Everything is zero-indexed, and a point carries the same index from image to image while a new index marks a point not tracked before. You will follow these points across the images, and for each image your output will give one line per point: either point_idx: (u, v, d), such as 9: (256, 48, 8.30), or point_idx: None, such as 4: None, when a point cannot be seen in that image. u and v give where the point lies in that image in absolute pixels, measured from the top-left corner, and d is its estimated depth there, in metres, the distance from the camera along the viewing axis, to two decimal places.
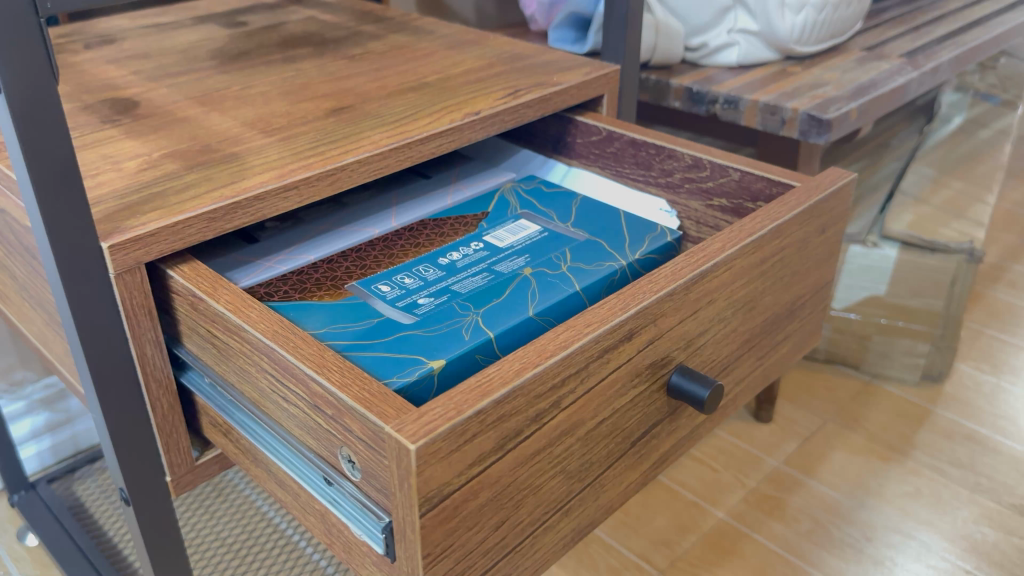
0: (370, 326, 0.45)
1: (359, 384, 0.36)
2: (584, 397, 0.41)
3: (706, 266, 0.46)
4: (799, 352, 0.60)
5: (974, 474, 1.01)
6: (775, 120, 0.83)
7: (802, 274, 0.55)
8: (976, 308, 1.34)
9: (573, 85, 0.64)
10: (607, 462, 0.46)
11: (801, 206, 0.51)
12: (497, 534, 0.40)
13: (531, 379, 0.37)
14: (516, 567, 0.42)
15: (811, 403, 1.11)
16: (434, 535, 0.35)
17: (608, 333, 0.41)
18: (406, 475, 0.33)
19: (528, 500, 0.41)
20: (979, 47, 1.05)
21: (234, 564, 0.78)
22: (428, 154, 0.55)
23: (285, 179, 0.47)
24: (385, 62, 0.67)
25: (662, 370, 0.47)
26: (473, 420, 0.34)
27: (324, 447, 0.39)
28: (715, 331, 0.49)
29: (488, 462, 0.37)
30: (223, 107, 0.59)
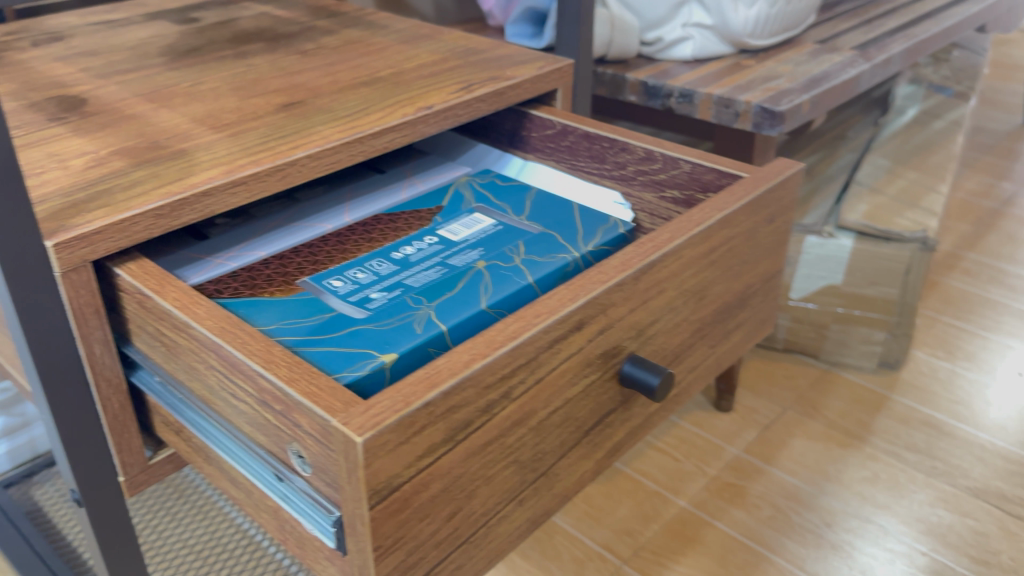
0: (321, 321, 0.45)
1: (307, 378, 0.36)
2: (535, 388, 0.41)
3: (655, 255, 0.46)
4: (750, 339, 0.61)
5: (930, 459, 1.03)
6: (729, 114, 0.84)
7: (752, 264, 0.56)
8: (932, 296, 1.37)
9: (526, 79, 0.64)
10: (560, 452, 0.46)
11: (749, 196, 0.52)
12: (449, 525, 0.40)
13: (479, 370, 0.37)
14: (469, 557, 0.43)
15: (771, 392, 1.13)
16: (385, 527, 0.36)
17: (557, 324, 0.41)
18: (354, 468, 0.33)
19: (481, 490, 0.41)
20: (930, 40, 1.07)
21: (196, 566, 0.78)
22: (380, 148, 0.54)
23: (233, 175, 0.47)
24: (337, 57, 0.67)
25: (614, 360, 0.47)
26: (421, 411, 0.34)
27: (274, 443, 0.39)
28: (665, 321, 0.50)
29: (438, 453, 0.37)
30: (173, 104, 0.59)
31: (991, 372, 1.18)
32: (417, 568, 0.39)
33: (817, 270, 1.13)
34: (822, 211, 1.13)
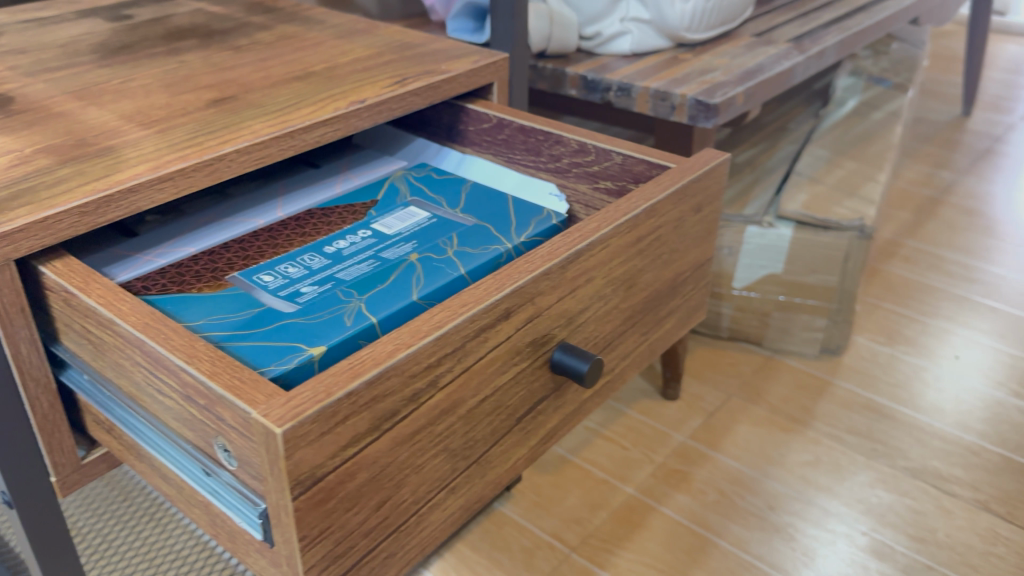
0: (250, 316, 0.45)
1: (230, 371, 0.36)
2: (463, 377, 0.42)
3: (582, 244, 0.47)
4: (682, 327, 0.63)
5: (871, 441, 1.06)
6: (666, 107, 0.86)
7: (681, 252, 0.58)
8: (873, 283, 1.40)
9: (460, 73, 0.65)
10: (492, 439, 0.47)
11: (674, 186, 0.54)
12: (377, 515, 0.41)
13: (403, 360, 0.37)
14: (400, 546, 0.43)
15: (716, 380, 1.15)
16: (309, 517, 0.36)
17: (483, 312, 0.41)
18: (275, 460, 0.33)
19: (410, 479, 0.42)
20: (864, 32, 1.09)
21: (143, 566, 0.77)
22: (312, 142, 0.55)
23: (159, 171, 0.47)
24: (271, 52, 0.67)
25: (544, 349, 0.48)
26: (344, 401, 0.35)
27: (200, 437, 0.39)
28: (595, 309, 0.51)
29: (363, 443, 0.37)
30: (101, 101, 0.58)
31: (929, 355, 1.22)
32: (346, 557, 0.40)
33: (758, 259, 1.13)
34: (762, 202, 1.16)
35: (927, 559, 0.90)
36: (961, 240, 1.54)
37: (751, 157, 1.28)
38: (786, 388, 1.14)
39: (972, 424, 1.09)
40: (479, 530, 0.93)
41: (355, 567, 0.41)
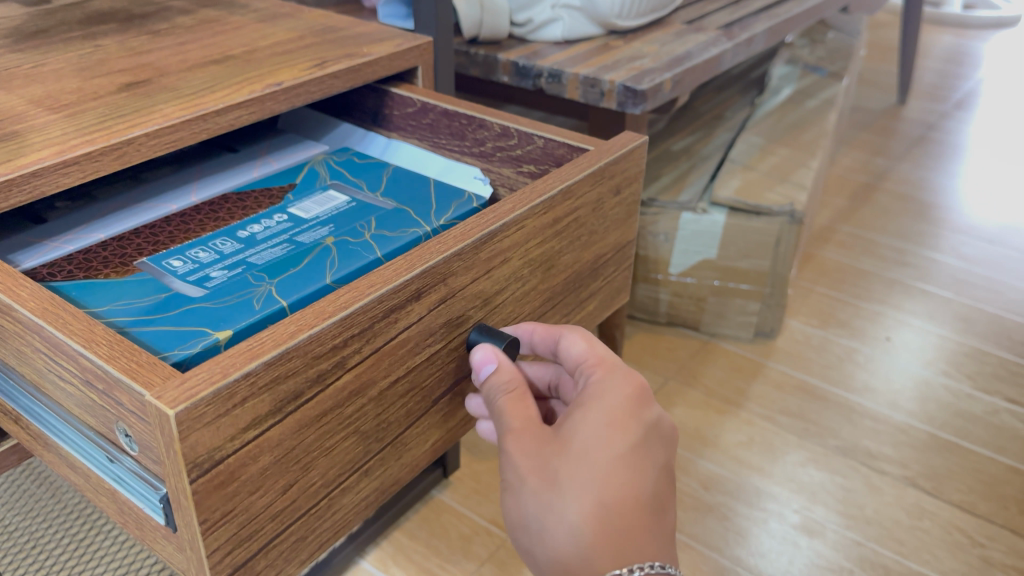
0: (158, 300, 0.45)
1: (127, 355, 0.36)
2: (373, 357, 0.42)
3: (495, 226, 0.48)
4: (603, 308, 0.65)
5: (804, 422, 1.08)
6: (596, 93, 0.86)
7: (601, 234, 0.59)
8: (808, 268, 1.43)
9: (382, 56, 0.65)
10: (407, 422, 0.48)
11: (591, 168, 0.55)
12: (285, 498, 0.41)
13: (306, 340, 0.37)
14: (311, 527, 0.44)
15: (654, 364, 1.16)
16: (208, 501, 0.36)
17: (392, 293, 0.42)
18: (170, 442, 0.33)
19: (319, 462, 0.42)
20: (793, 19, 1.11)
21: (69, 565, 0.76)
22: (226, 126, 0.54)
23: (64, 155, 0.46)
24: (190, 36, 0.66)
25: (459, 329, 0.49)
26: (240, 383, 0.35)
27: (102, 423, 0.39)
28: (512, 290, 0.52)
29: (266, 425, 0.37)
30: (10, 86, 0.57)
31: (861, 337, 1.25)
32: (253, 540, 0.40)
33: (692, 245, 1.14)
34: (698, 189, 1.18)
35: (857, 535, 0.92)
36: (894, 224, 1.58)
37: (688, 145, 1.30)
38: (722, 370, 1.16)
39: (901, 403, 1.12)
40: (417, 518, 0.93)
41: (263, 550, 0.41)
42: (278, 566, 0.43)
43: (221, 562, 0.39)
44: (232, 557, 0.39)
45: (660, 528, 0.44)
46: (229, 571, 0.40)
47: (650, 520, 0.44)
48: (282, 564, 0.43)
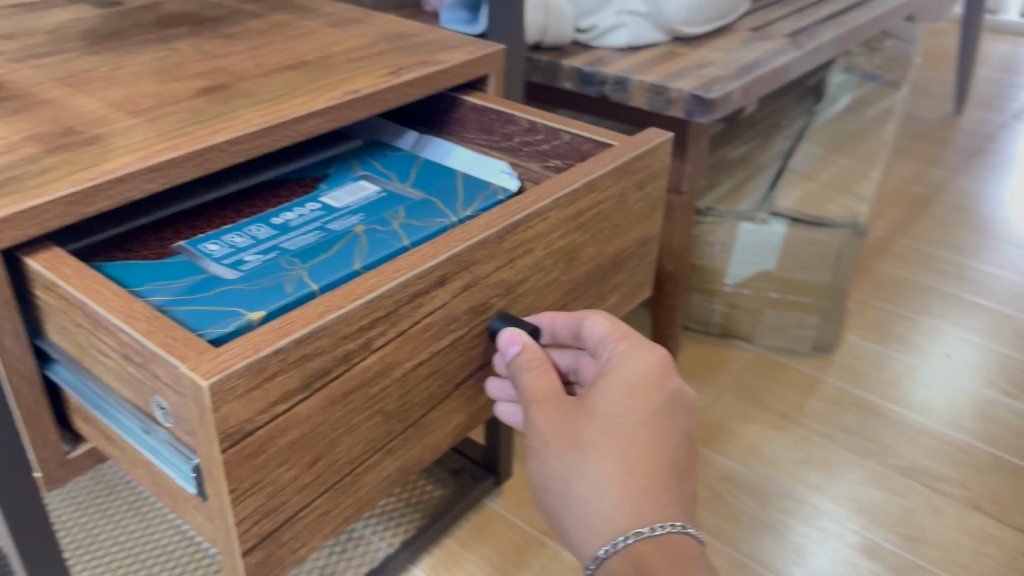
0: (193, 281, 0.48)
1: (164, 330, 0.38)
2: (399, 340, 0.44)
3: (518, 216, 0.50)
4: (622, 301, 0.67)
5: (861, 439, 1.06)
6: (662, 101, 0.85)
7: (623, 228, 0.61)
8: (864, 280, 1.40)
9: (456, 64, 0.64)
10: (428, 404, 0.50)
11: (615, 163, 0.57)
12: (311, 472, 0.43)
13: (334, 319, 0.39)
14: (335, 503, 0.46)
15: (707, 376, 1.15)
16: (240, 470, 0.38)
17: (418, 278, 0.44)
18: (203, 413, 0.36)
19: (344, 440, 0.44)
20: (859, 28, 1.08)
21: (128, 563, 0.79)
22: (306, 133, 0.54)
23: (148, 160, 0.47)
24: (263, 40, 0.66)
25: (482, 316, 0.51)
26: (273, 358, 0.37)
27: (139, 396, 0.41)
28: (534, 280, 0.54)
29: (295, 400, 0.39)
30: (90, 89, 0.57)
31: (920, 353, 1.22)
32: (279, 512, 0.42)
33: (749, 255, 1.12)
34: (756, 199, 1.16)
35: (918, 558, 0.90)
36: (951, 238, 1.54)
37: (745, 153, 1.27)
38: (777, 384, 1.14)
39: (963, 423, 1.09)
40: (470, 527, 0.92)
41: (289, 522, 0.43)
42: (303, 538, 0.45)
43: (249, 531, 0.41)
44: (259, 528, 0.41)
45: (680, 489, 0.47)
46: (256, 540, 0.42)
47: (670, 481, 0.47)
48: (307, 537, 0.45)
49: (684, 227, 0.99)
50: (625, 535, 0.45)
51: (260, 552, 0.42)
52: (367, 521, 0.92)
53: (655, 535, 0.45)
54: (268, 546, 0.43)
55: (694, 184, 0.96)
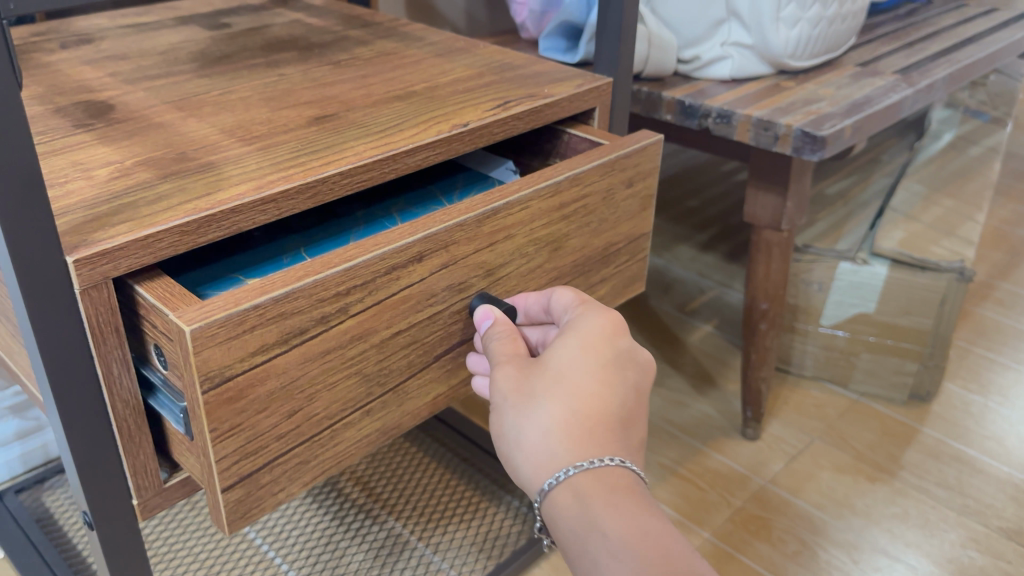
0: (205, 251, 0.54)
1: (163, 286, 0.43)
2: (375, 307, 0.47)
3: (497, 203, 0.52)
4: (614, 296, 0.68)
5: (961, 496, 0.99)
6: (769, 137, 0.82)
7: (611, 223, 0.62)
8: (964, 325, 1.33)
9: (564, 97, 0.62)
10: (409, 372, 0.52)
11: (602, 159, 0.58)
12: (289, 423, 0.45)
13: (309, 283, 0.42)
14: (314, 455, 0.48)
15: (798, 421, 1.11)
16: (218, 412, 0.41)
17: (395, 252, 0.46)
18: (186, 355, 0.39)
19: (321, 394, 0.46)
20: (973, 65, 1.03)
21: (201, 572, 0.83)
22: (414, 165, 0.54)
23: (262, 192, 0.46)
24: (371, 69, 0.66)
25: (462, 295, 0.53)
26: (251, 312, 0.40)
27: (141, 343, 0.46)
28: (516, 265, 0.56)
29: (273, 353, 0.42)
30: (202, 113, 0.57)
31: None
32: (259, 455, 0.45)
33: (849, 297, 1.10)
34: (856, 237, 1.13)
35: None
36: None
37: (843, 189, 1.26)
38: (871, 433, 1.08)
39: None
40: (548, 566, 0.89)
41: (269, 465, 0.46)
42: (282, 484, 0.47)
43: (228, 469, 0.43)
44: (238, 468, 0.44)
45: (626, 436, 0.47)
46: (235, 480, 0.44)
47: (616, 423, 0.47)
48: (286, 483, 0.47)
49: (783, 267, 0.96)
50: (567, 468, 0.45)
51: (240, 491, 0.45)
52: (444, 554, 0.88)
53: (594, 468, 0.45)
54: (248, 486, 0.45)
55: (795, 222, 0.93)
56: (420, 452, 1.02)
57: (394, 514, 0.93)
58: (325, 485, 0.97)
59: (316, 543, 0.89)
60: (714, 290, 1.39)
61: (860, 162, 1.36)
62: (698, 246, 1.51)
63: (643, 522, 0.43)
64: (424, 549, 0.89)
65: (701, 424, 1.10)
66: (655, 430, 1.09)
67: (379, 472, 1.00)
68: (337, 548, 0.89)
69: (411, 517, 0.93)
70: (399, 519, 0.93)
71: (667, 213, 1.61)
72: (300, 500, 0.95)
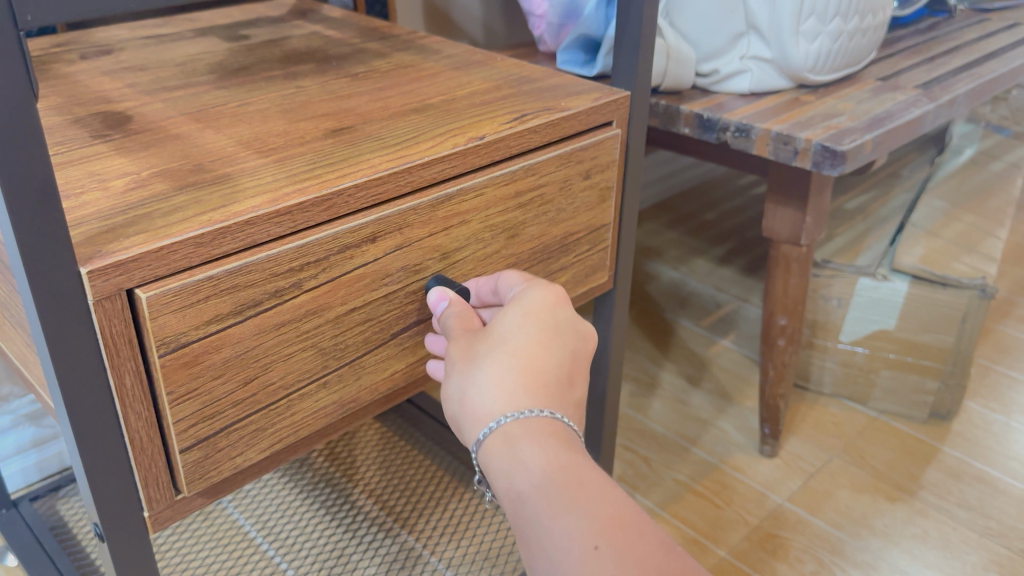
0: None
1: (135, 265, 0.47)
2: (329, 284, 0.50)
3: (451, 189, 0.55)
4: (579, 285, 0.70)
5: (983, 518, 0.97)
6: (788, 151, 0.81)
7: (571, 213, 0.65)
8: (984, 343, 1.31)
9: (581, 111, 0.62)
10: (366, 347, 0.55)
11: (557, 151, 0.61)
12: (245, 390, 0.49)
13: (262, 258, 0.46)
14: (271, 423, 0.51)
15: (815, 438, 1.09)
16: (176, 376, 0.45)
17: (349, 232, 0.49)
18: (143, 320, 0.43)
19: (278, 364, 0.50)
20: (995, 80, 1.02)
21: None
22: (429, 178, 0.53)
23: (278, 204, 0.46)
24: (388, 82, 0.66)
25: (418, 276, 0.55)
26: (204, 282, 0.44)
27: None
28: (473, 250, 0.58)
29: (226, 323, 0.46)
30: (219, 125, 0.57)
31: None
32: (216, 419, 0.48)
33: (870, 314, 1.12)
34: (877, 253, 1.13)
35: None
36: None
37: (863, 205, 1.25)
38: (892, 452, 1.07)
39: None
40: None
41: (225, 430, 0.49)
42: (240, 449, 0.51)
43: (186, 432, 0.47)
44: (196, 430, 0.48)
45: (560, 395, 0.50)
46: (192, 441, 0.48)
47: (549, 379, 0.49)
48: (243, 448, 0.51)
49: (801, 282, 0.95)
50: (500, 416, 0.48)
51: (198, 453, 0.48)
52: (456, 569, 0.87)
53: (524, 417, 0.47)
54: (206, 449, 0.49)
55: (814, 237, 0.92)
56: (431, 463, 1.02)
57: (406, 527, 0.93)
58: (338, 497, 0.97)
59: (327, 554, 0.89)
60: (732, 305, 1.38)
61: (879, 178, 1.35)
62: (714, 259, 1.50)
63: (565, 457, 0.46)
64: (436, 562, 0.88)
65: (718, 440, 1.09)
66: (667, 445, 1.08)
67: (391, 484, 0.99)
68: (349, 560, 0.88)
69: (422, 530, 0.93)
70: (412, 533, 0.92)
71: (682, 226, 1.60)
72: (313, 511, 0.95)
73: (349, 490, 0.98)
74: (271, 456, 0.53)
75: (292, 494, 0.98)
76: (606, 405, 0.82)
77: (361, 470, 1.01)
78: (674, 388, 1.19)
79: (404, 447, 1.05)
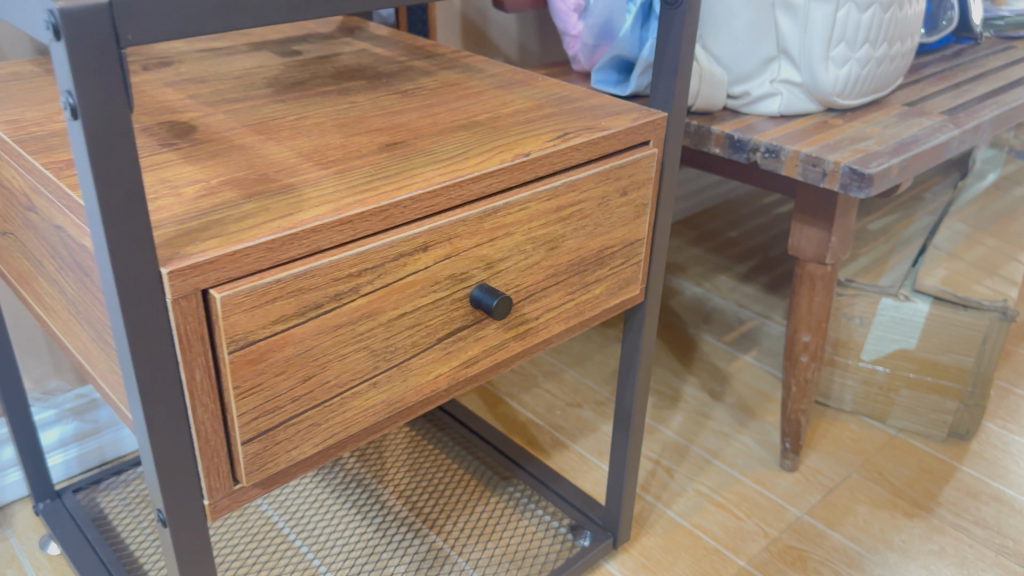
0: None
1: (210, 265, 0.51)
2: (383, 290, 0.53)
3: (497, 203, 0.58)
4: (613, 297, 0.73)
5: (1000, 536, 0.99)
6: (816, 172, 0.84)
7: (609, 227, 0.68)
8: (1003, 366, 1.33)
9: (621, 130, 0.65)
10: (413, 350, 0.58)
11: (598, 168, 0.64)
12: (303, 387, 0.52)
13: (326, 264, 0.49)
14: (325, 419, 0.55)
15: (836, 454, 1.12)
16: (241, 372, 0.48)
17: (403, 241, 0.53)
18: (216, 318, 0.46)
19: (333, 364, 0.53)
20: (1019, 108, 1.04)
21: None
22: (478, 191, 0.56)
23: (340, 214, 0.49)
24: (436, 99, 0.69)
25: (463, 285, 0.58)
26: (273, 285, 0.47)
27: None
28: (515, 261, 0.61)
29: (291, 323, 0.49)
30: (280, 137, 0.61)
31: None
32: (276, 414, 0.51)
33: (891, 333, 1.12)
34: (899, 273, 1.14)
35: None
36: None
37: (885, 226, 1.27)
38: (910, 470, 1.09)
39: None
40: None
41: (284, 424, 0.52)
42: (295, 442, 0.54)
43: (248, 425, 0.50)
44: (257, 424, 0.51)
45: None
46: (254, 433, 0.51)
47: None
48: (298, 442, 0.54)
49: (826, 300, 0.97)
50: None
51: (257, 445, 0.52)
52: (482, 570, 0.90)
53: None
54: (265, 441, 0.52)
55: (839, 257, 0.94)
56: (459, 467, 1.05)
57: (434, 528, 0.96)
58: (368, 497, 1.00)
59: (359, 553, 0.92)
60: (754, 321, 1.40)
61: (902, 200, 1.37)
62: (738, 276, 1.52)
63: None
64: (462, 562, 0.91)
65: (739, 453, 1.12)
66: (689, 457, 1.10)
67: (420, 486, 1.02)
68: (379, 558, 0.91)
69: (449, 531, 0.95)
70: (440, 534, 0.95)
71: (706, 243, 1.63)
72: (344, 510, 0.98)
73: (379, 491, 1.01)
74: (322, 451, 0.56)
75: (324, 492, 1.01)
76: (633, 414, 0.85)
77: (390, 472, 1.04)
78: (697, 401, 1.22)
79: (432, 451, 1.08)
